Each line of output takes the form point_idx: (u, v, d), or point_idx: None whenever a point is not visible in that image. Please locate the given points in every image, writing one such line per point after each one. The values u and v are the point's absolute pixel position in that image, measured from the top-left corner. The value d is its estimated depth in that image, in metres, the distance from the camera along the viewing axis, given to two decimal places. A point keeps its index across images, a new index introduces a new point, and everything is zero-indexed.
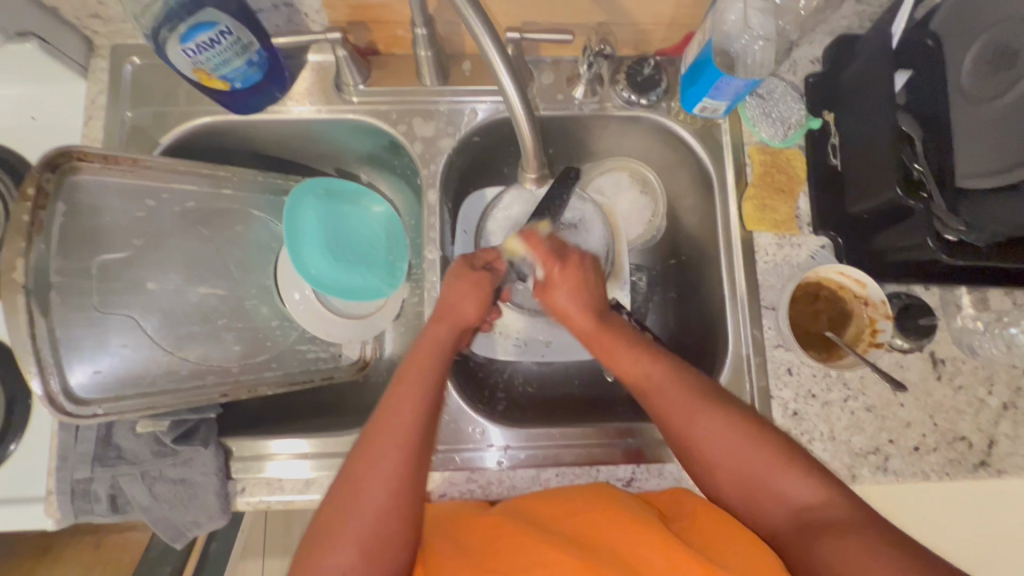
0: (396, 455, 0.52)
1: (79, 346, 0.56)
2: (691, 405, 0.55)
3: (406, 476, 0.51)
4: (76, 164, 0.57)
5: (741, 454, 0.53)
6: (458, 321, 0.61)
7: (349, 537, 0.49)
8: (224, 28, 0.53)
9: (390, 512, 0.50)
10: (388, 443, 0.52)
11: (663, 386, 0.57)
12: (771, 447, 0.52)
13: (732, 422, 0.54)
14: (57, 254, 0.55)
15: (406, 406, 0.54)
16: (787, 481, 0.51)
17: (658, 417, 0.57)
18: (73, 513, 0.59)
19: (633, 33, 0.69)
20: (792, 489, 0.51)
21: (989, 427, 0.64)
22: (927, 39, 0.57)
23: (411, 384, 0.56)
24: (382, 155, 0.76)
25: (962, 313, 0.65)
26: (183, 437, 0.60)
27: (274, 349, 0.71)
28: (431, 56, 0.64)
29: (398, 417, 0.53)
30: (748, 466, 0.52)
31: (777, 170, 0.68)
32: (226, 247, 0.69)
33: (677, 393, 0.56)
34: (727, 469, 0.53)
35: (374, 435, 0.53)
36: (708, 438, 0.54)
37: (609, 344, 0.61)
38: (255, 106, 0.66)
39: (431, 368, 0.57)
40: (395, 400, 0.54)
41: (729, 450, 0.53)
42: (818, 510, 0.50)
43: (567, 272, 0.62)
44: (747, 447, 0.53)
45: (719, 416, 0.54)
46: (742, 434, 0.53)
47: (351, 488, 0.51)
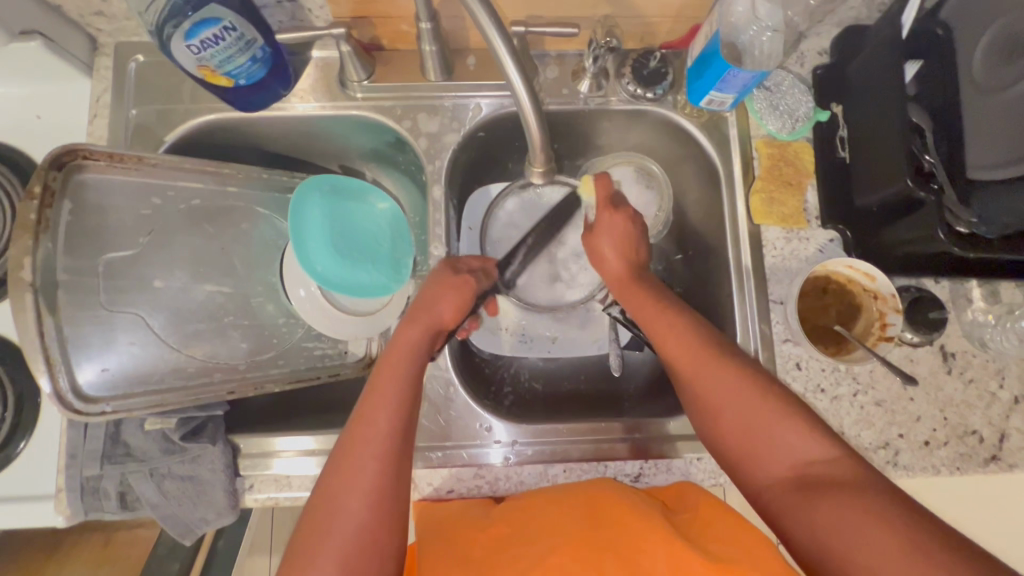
0: (372, 457, 0.51)
1: (87, 344, 0.56)
2: (700, 352, 0.56)
3: (388, 472, 0.51)
4: (81, 162, 0.57)
5: (748, 416, 0.52)
6: (433, 321, 0.59)
7: (333, 544, 0.48)
8: (228, 24, 0.53)
9: (374, 513, 0.49)
10: (365, 451, 0.51)
11: (681, 344, 0.57)
12: (778, 405, 0.51)
13: (742, 382, 0.53)
14: (63, 253, 0.55)
15: (381, 408, 0.53)
16: (792, 441, 0.50)
17: (669, 359, 0.58)
18: (84, 509, 0.59)
19: (639, 26, 0.68)
20: (793, 450, 0.50)
21: (1000, 421, 0.63)
22: (937, 28, 0.56)
23: (386, 388, 0.54)
24: (386, 151, 0.76)
25: (973, 307, 0.65)
26: (190, 434, 0.61)
27: (280, 346, 0.71)
28: (435, 51, 0.63)
29: (376, 420, 0.52)
30: (751, 415, 0.52)
31: (784, 163, 0.67)
32: (231, 244, 0.69)
33: (692, 348, 0.56)
34: (734, 430, 0.53)
35: (352, 438, 0.52)
36: (719, 396, 0.54)
37: (637, 295, 0.62)
38: (259, 104, 0.66)
39: (405, 368, 0.56)
40: (369, 407, 0.53)
41: (735, 398, 0.53)
42: (820, 470, 0.48)
43: (614, 223, 0.64)
44: (756, 406, 0.52)
45: (726, 363, 0.55)
46: (752, 392, 0.53)
47: (331, 497, 0.50)
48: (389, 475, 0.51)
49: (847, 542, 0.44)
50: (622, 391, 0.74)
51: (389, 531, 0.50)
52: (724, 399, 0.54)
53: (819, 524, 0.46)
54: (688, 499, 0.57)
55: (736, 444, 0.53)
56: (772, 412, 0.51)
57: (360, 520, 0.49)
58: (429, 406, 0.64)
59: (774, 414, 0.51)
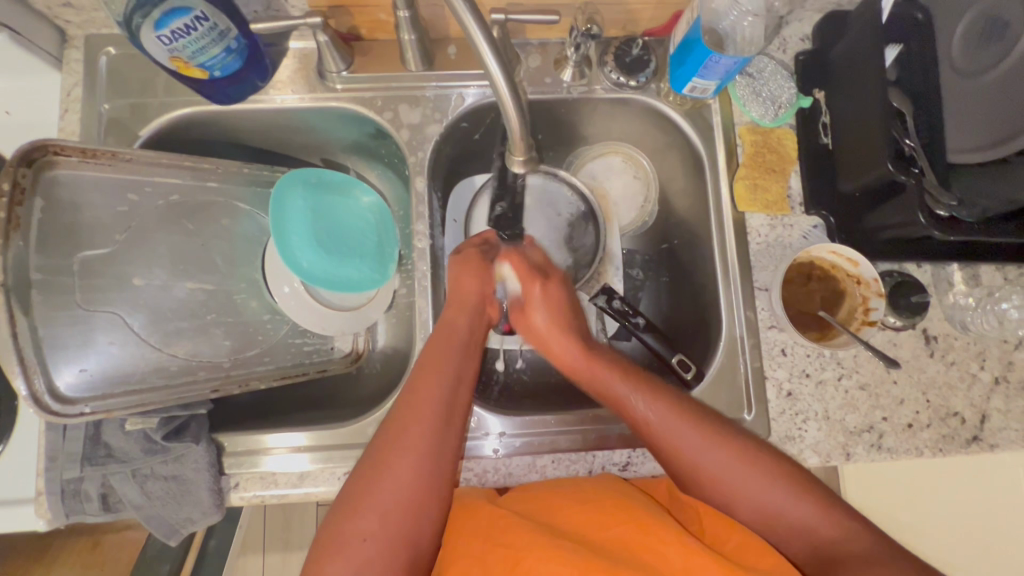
0: (422, 432, 0.54)
1: (64, 346, 0.55)
2: (683, 430, 0.56)
3: (436, 448, 0.54)
4: (52, 157, 0.56)
5: (754, 490, 0.54)
6: (468, 302, 0.63)
7: (373, 512, 0.50)
8: (200, 14, 0.52)
9: (417, 488, 0.52)
10: (413, 422, 0.54)
11: (663, 430, 0.57)
12: (788, 475, 0.54)
13: (745, 463, 0.55)
14: (35, 252, 0.54)
15: (431, 387, 0.56)
16: (804, 522, 0.53)
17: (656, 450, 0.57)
18: (65, 513, 0.58)
19: (620, 14, 0.67)
20: (810, 526, 0.53)
21: (982, 402, 0.64)
22: (917, 13, 0.56)
23: (437, 362, 0.58)
24: (369, 144, 0.75)
25: (954, 290, 0.66)
26: (173, 433, 0.59)
27: (265, 343, 0.70)
28: (415, 40, 0.62)
29: (424, 397, 0.55)
30: (754, 485, 0.54)
31: (767, 150, 0.67)
32: (212, 240, 0.68)
33: (679, 431, 0.56)
34: (746, 509, 0.54)
35: (402, 412, 0.55)
36: (716, 475, 0.55)
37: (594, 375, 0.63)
38: (235, 96, 0.64)
39: (454, 349, 0.59)
40: (422, 377, 0.57)
41: (734, 476, 0.54)
42: (837, 546, 0.51)
43: (549, 296, 0.66)
44: (769, 484, 0.54)
45: (718, 439, 0.56)
46: (747, 464, 0.55)
47: (376, 462, 0.52)
48: (433, 451, 0.54)
49: None
50: None
51: (427, 505, 0.52)
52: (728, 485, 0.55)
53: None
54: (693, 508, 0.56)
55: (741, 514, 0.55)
56: (783, 484, 0.54)
57: (404, 493, 0.52)
58: None
59: (784, 491, 0.53)
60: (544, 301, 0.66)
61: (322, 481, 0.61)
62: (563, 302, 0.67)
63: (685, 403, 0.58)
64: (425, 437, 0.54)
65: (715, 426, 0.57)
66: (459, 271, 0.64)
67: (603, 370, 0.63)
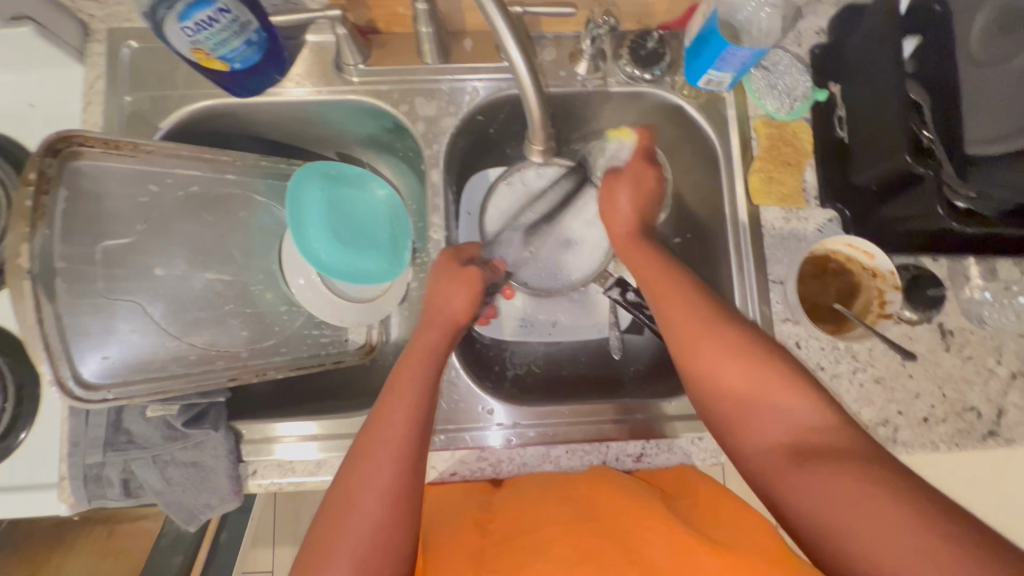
0: (405, 423, 0.52)
1: (87, 334, 0.56)
2: (702, 321, 0.55)
3: (418, 446, 0.51)
4: (77, 149, 0.57)
5: (741, 364, 0.51)
6: (449, 318, 0.61)
7: (359, 527, 0.47)
8: (222, 6, 0.53)
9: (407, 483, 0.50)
10: (380, 454, 0.50)
11: (680, 315, 0.56)
12: (773, 368, 0.50)
13: (733, 339, 0.53)
14: (60, 241, 0.55)
15: (399, 415, 0.52)
16: (783, 410, 0.49)
17: (668, 323, 0.57)
18: (87, 498, 0.59)
19: (637, 6, 0.67)
20: (788, 411, 0.49)
21: (998, 397, 0.63)
22: (935, 6, 0.55)
23: (405, 387, 0.54)
24: (384, 138, 0.75)
25: (971, 285, 0.65)
26: (193, 420, 0.61)
27: (281, 334, 0.71)
28: (432, 32, 0.63)
29: (394, 422, 0.52)
30: (755, 378, 0.51)
31: (783, 143, 0.67)
32: (229, 232, 0.69)
33: (688, 313, 0.56)
34: (725, 391, 0.52)
35: (379, 422, 0.52)
36: (710, 355, 0.53)
37: (639, 251, 0.63)
38: (254, 89, 0.65)
39: (422, 371, 0.56)
40: (389, 409, 0.53)
41: (735, 363, 0.52)
42: (815, 437, 0.47)
43: (642, 176, 0.66)
44: (766, 374, 0.50)
45: (727, 333, 0.53)
46: (752, 357, 0.51)
47: (344, 503, 0.49)
48: (403, 480, 0.50)
49: (854, 517, 0.40)
50: (623, 374, 0.74)
51: (405, 527, 0.49)
52: (716, 362, 0.52)
53: (817, 493, 0.43)
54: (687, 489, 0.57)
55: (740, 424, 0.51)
56: (770, 375, 0.50)
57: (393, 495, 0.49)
58: None
59: (771, 372, 0.50)
60: (634, 190, 0.65)
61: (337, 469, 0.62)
62: (652, 191, 0.66)
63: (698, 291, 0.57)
64: (404, 438, 0.51)
65: (726, 319, 0.54)
66: (441, 281, 0.62)
67: (649, 251, 0.62)
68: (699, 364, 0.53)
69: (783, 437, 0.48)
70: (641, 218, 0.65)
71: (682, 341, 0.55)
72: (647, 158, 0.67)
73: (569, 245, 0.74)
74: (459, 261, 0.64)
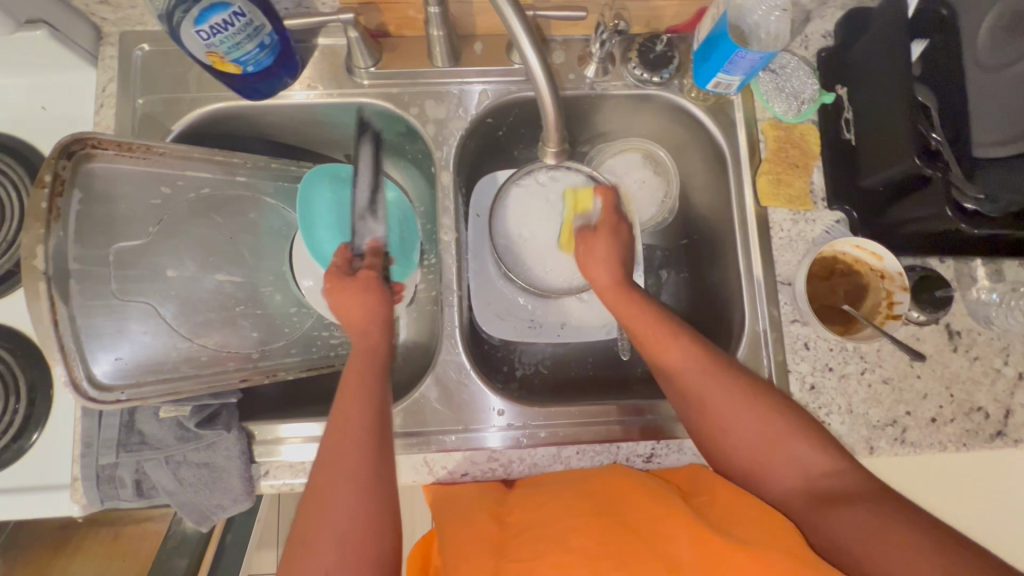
0: (363, 417, 0.53)
1: (100, 334, 0.56)
2: (709, 377, 0.57)
3: (378, 440, 0.52)
4: (91, 151, 0.58)
5: (748, 418, 0.55)
6: (372, 321, 0.60)
7: (333, 525, 0.48)
8: (238, 9, 0.53)
9: (379, 483, 0.50)
10: (345, 449, 0.51)
11: (686, 370, 0.58)
12: (783, 421, 0.54)
13: (739, 397, 0.56)
14: (75, 242, 0.56)
15: (356, 409, 0.53)
16: (795, 461, 0.53)
17: (671, 378, 0.59)
18: (99, 499, 0.59)
19: (646, 10, 0.67)
20: (800, 459, 0.52)
21: (1005, 397, 0.64)
22: (941, 9, 0.56)
23: (356, 385, 0.55)
24: (393, 140, 0.76)
25: (977, 286, 0.66)
26: (205, 421, 0.61)
27: (290, 335, 0.71)
28: (443, 36, 0.63)
29: (351, 417, 0.53)
30: (762, 432, 0.54)
31: (790, 146, 0.68)
32: (240, 233, 0.69)
33: (697, 371, 0.57)
34: (737, 445, 0.55)
35: (338, 420, 0.53)
36: (720, 413, 0.56)
37: (628, 302, 0.63)
38: (266, 91, 0.65)
39: (368, 368, 0.57)
40: (344, 406, 0.54)
41: (742, 419, 0.55)
42: (826, 480, 0.51)
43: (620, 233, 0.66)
44: (772, 427, 0.54)
45: (731, 389, 0.56)
46: (758, 411, 0.55)
47: (316, 497, 0.49)
48: (372, 473, 0.50)
49: (874, 552, 0.44)
50: (630, 374, 0.75)
51: (382, 518, 0.49)
52: (726, 418, 0.55)
53: (844, 532, 0.47)
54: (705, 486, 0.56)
55: (757, 472, 0.54)
56: (776, 429, 0.54)
57: (366, 492, 0.49)
58: (441, 388, 0.64)
59: (779, 427, 0.54)
60: (609, 242, 0.65)
61: None
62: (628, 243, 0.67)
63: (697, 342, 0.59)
64: (365, 428, 0.52)
65: (730, 373, 0.57)
66: (338, 295, 0.61)
67: (639, 303, 0.63)
68: (712, 422, 0.56)
69: (800, 485, 0.52)
70: (622, 269, 0.65)
71: (689, 399, 0.58)
72: (611, 214, 0.67)
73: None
74: (347, 269, 0.64)
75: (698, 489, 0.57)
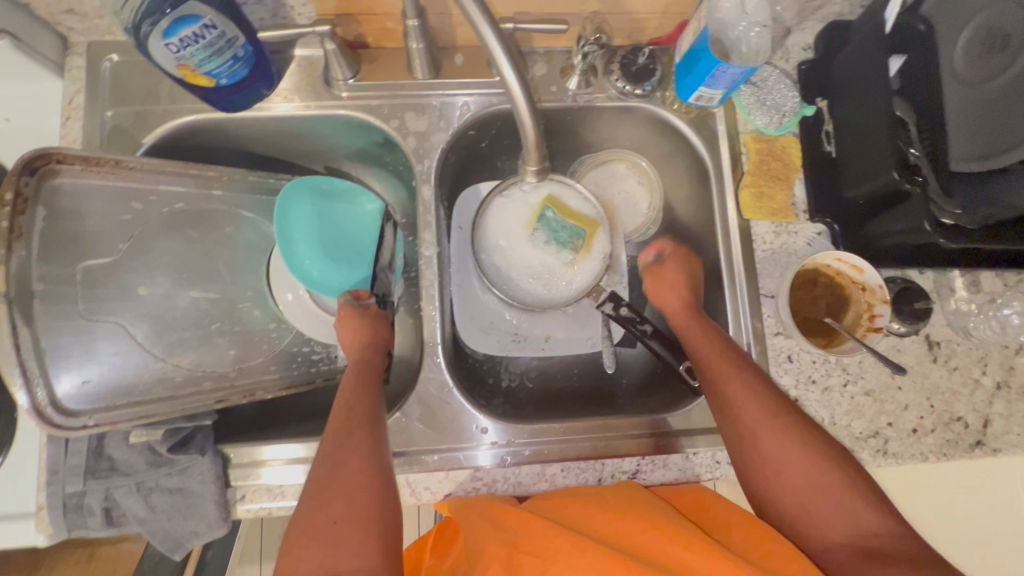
0: (366, 411, 0.57)
1: (66, 356, 0.54)
2: (772, 417, 0.56)
3: (378, 430, 0.56)
4: (56, 166, 0.56)
5: (809, 466, 0.54)
6: (377, 342, 0.65)
7: (349, 478, 0.51)
8: (208, 22, 0.52)
9: (382, 471, 0.53)
10: (355, 423, 0.55)
11: (747, 407, 0.57)
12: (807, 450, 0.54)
13: (787, 431, 0.55)
14: (37, 262, 0.54)
15: (361, 389, 0.59)
16: (838, 507, 0.53)
17: (728, 410, 0.58)
18: (67, 527, 0.56)
19: (627, 23, 0.67)
20: (828, 493, 0.53)
21: (984, 407, 0.65)
22: (920, 25, 0.57)
23: (356, 378, 0.61)
24: (374, 151, 0.74)
25: (956, 297, 0.66)
26: (178, 446, 0.59)
27: (270, 351, 0.69)
28: (422, 48, 0.62)
29: (352, 394, 0.59)
30: (818, 482, 0.53)
31: (773, 158, 0.68)
32: (215, 248, 0.67)
33: (756, 409, 0.57)
34: (789, 489, 0.54)
35: (340, 412, 0.56)
36: (764, 445, 0.55)
37: (693, 329, 0.64)
38: (241, 103, 0.64)
39: (371, 360, 0.63)
40: (346, 387, 0.60)
41: (795, 465, 0.54)
42: (845, 515, 0.52)
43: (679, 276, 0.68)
44: (833, 482, 0.53)
45: (794, 437, 0.55)
46: (815, 461, 0.54)
47: (329, 459, 0.53)
48: (377, 444, 0.55)
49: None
50: (615, 387, 0.75)
51: (386, 481, 0.53)
52: (771, 453, 0.55)
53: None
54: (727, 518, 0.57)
55: (803, 517, 0.54)
56: (834, 483, 0.53)
57: (369, 477, 0.52)
58: (423, 407, 0.63)
59: (813, 462, 0.54)
60: (672, 285, 0.68)
61: None
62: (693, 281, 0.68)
63: (753, 375, 0.59)
64: (363, 397, 0.58)
65: (794, 417, 0.56)
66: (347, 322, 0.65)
67: (705, 330, 0.64)
68: (763, 462, 0.55)
69: (849, 537, 0.52)
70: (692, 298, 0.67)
71: (741, 431, 0.57)
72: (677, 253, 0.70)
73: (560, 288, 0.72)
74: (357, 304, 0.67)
75: (718, 523, 0.58)
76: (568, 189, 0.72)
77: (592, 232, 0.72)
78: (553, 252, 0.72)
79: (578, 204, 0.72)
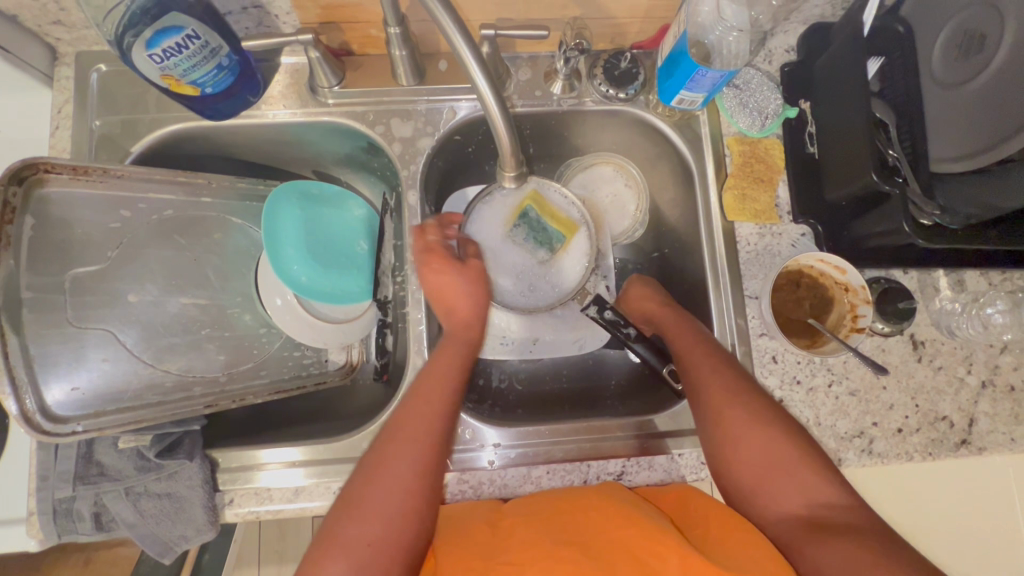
0: (432, 426, 0.56)
1: (55, 363, 0.55)
2: (749, 418, 0.56)
3: (439, 449, 0.55)
4: (43, 175, 0.56)
5: (776, 459, 0.54)
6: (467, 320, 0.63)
7: (388, 495, 0.52)
8: (191, 33, 0.52)
9: (423, 497, 0.53)
10: (410, 437, 0.55)
11: (726, 411, 0.57)
12: (796, 452, 0.54)
13: (773, 434, 0.55)
14: (27, 270, 0.55)
15: (436, 393, 0.57)
16: (804, 499, 0.53)
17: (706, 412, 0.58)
18: (57, 533, 0.57)
19: (609, 27, 0.68)
20: (797, 491, 0.53)
21: (969, 406, 0.65)
22: (897, 26, 0.58)
23: (438, 375, 0.59)
24: (361, 156, 0.75)
25: (940, 296, 0.67)
26: (166, 451, 0.59)
27: (260, 357, 0.69)
28: (406, 55, 0.62)
29: (429, 398, 0.57)
30: (785, 475, 0.54)
31: (756, 160, 0.68)
32: (204, 255, 0.67)
33: (739, 414, 0.56)
34: (753, 482, 0.55)
35: (407, 417, 0.56)
36: (741, 449, 0.56)
37: (677, 327, 0.64)
38: (227, 112, 0.64)
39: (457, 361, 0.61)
40: (424, 388, 0.58)
41: (767, 459, 0.55)
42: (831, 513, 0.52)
43: (645, 288, 0.70)
44: (803, 477, 0.53)
45: (770, 437, 0.55)
46: (791, 458, 0.54)
47: (376, 467, 0.53)
48: (428, 467, 0.54)
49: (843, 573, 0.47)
50: (604, 389, 0.75)
51: (426, 507, 0.53)
52: (747, 454, 0.55)
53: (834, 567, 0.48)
54: (699, 516, 0.58)
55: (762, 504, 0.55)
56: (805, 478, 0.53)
57: (408, 501, 0.52)
58: None
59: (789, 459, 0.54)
60: (642, 292, 0.70)
61: (317, 496, 0.61)
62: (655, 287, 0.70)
63: (736, 378, 0.58)
64: (438, 412, 0.57)
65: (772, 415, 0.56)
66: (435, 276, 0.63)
67: (688, 331, 0.63)
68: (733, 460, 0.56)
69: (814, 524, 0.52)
70: (662, 297, 0.68)
71: (718, 434, 0.57)
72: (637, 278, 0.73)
73: (535, 288, 0.73)
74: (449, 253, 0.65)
75: (692, 518, 0.58)
76: (550, 188, 0.73)
77: (572, 229, 0.73)
78: (530, 250, 0.73)
79: (559, 201, 0.73)
